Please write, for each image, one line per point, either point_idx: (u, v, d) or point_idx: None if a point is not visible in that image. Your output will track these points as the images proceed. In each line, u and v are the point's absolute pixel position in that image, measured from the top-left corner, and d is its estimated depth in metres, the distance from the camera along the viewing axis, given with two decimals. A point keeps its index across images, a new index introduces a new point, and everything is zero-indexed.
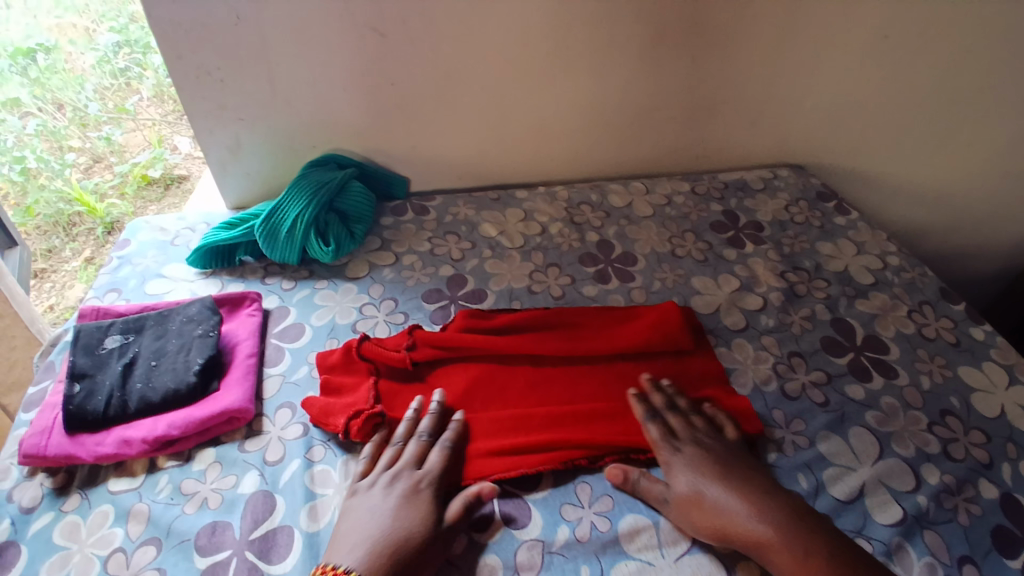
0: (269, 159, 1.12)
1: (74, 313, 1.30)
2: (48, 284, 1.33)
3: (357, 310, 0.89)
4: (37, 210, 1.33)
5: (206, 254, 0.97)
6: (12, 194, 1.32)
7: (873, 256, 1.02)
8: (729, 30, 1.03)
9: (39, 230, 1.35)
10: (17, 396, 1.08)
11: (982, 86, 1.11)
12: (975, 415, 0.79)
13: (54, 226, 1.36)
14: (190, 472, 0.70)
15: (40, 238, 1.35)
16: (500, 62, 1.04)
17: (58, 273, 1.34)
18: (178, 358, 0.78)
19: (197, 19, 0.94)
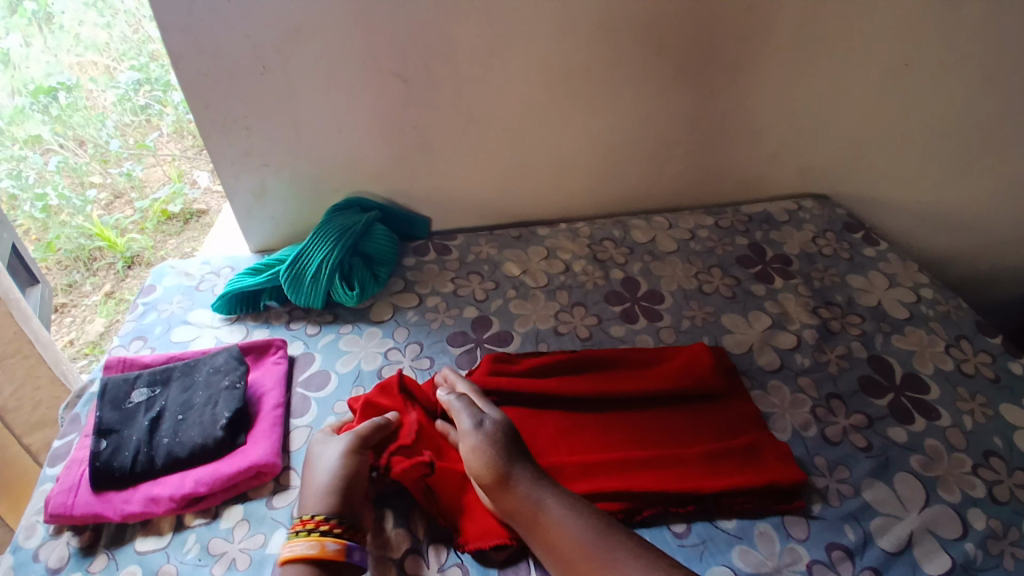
0: (292, 202, 1.13)
1: (94, 349, 1.30)
2: (68, 319, 1.34)
3: (382, 355, 0.88)
4: (57, 245, 1.35)
5: (231, 300, 0.97)
6: (34, 229, 1.34)
7: (906, 288, 1.00)
8: (750, 64, 1.03)
9: (59, 264, 1.36)
10: (40, 436, 1.08)
11: (1008, 112, 1.10)
12: (1017, 454, 0.76)
13: (74, 261, 1.37)
14: (218, 531, 0.69)
15: (60, 273, 1.36)
16: (521, 101, 1.04)
17: (78, 307, 1.35)
18: (204, 411, 0.78)
19: (225, 68, 0.95)
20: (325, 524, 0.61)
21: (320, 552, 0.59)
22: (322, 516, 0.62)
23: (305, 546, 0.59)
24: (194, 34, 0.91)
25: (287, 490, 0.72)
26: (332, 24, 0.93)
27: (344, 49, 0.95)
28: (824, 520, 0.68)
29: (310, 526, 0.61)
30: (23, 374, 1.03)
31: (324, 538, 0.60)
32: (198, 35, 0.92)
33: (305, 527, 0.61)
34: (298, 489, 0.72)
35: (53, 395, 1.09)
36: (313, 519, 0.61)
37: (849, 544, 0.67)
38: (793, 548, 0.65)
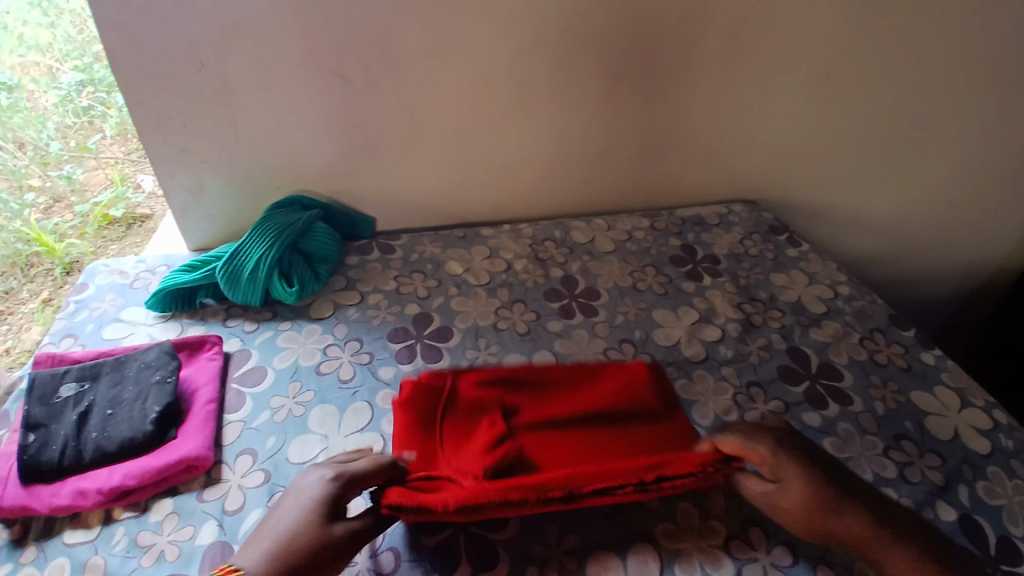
0: (231, 201, 1.12)
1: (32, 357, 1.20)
2: (4, 328, 1.24)
3: (321, 351, 0.88)
4: None
5: (165, 298, 0.95)
6: None
7: (824, 285, 1.07)
8: (682, 75, 1.09)
9: None
10: None
11: (915, 124, 1.19)
12: (929, 438, 0.81)
13: (10, 267, 1.27)
14: (146, 524, 0.67)
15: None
16: (464, 105, 1.07)
17: (14, 315, 1.25)
18: (135, 405, 0.76)
19: (159, 65, 0.95)
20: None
21: None
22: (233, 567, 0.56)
23: None
24: (126, 29, 0.91)
25: (218, 483, 0.71)
26: (271, 24, 0.93)
27: (285, 50, 0.96)
28: None
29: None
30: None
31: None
32: (131, 30, 0.91)
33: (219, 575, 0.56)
34: (229, 483, 0.71)
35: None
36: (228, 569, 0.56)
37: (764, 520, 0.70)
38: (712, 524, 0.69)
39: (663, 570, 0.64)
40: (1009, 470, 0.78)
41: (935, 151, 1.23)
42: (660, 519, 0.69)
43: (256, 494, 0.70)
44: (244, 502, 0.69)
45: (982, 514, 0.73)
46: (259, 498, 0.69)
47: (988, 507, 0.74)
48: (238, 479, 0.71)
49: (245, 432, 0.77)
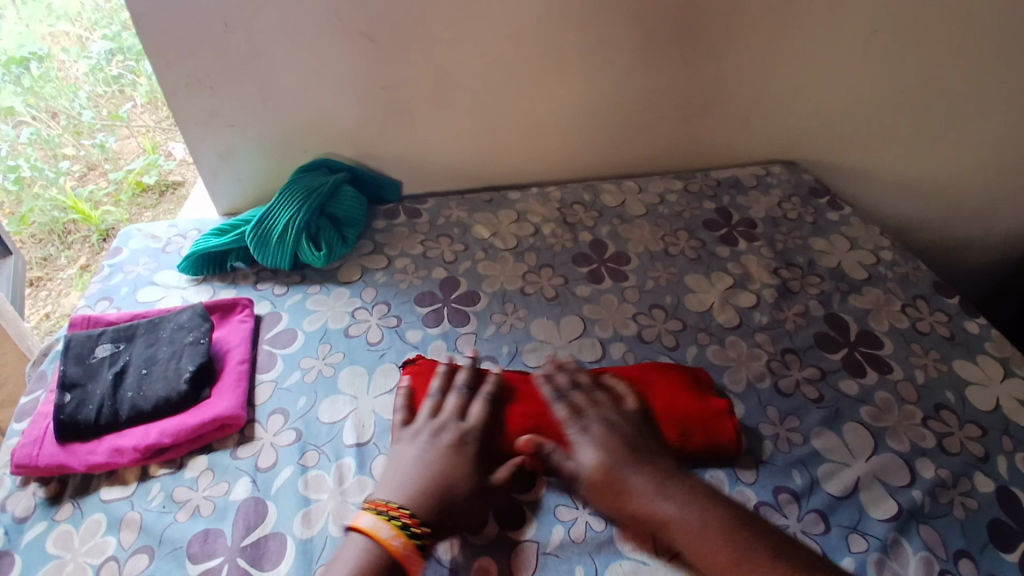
0: (258, 164, 1.12)
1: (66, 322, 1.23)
2: (45, 292, 1.28)
3: (349, 314, 0.89)
4: (31, 218, 1.29)
5: (196, 262, 0.96)
6: (7, 202, 1.28)
7: (866, 251, 1.02)
8: (720, 29, 1.03)
9: (34, 238, 1.31)
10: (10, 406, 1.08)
11: (973, 80, 1.11)
12: (970, 408, 0.78)
13: (49, 234, 1.31)
14: (182, 480, 0.70)
15: (34, 246, 1.30)
16: (491, 62, 1.03)
17: (53, 281, 1.29)
18: (168, 366, 0.78)
19: (187, 27, 0.94)
20: (417, 528, 0.59)
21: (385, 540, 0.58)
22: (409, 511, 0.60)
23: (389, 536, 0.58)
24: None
25: (252, 441, 0.73)
26: None
27: (310, 9, 0.94)
28: (771, 466, 0.70)
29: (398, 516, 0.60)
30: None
31: (408, 543, 0.59)
32: None
33: (386, 509, 0.60)
34: (262, 441, 0.73)
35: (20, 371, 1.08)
36: (387, 504, 0.61)
37: (796, 487, 0.69)
38: (742, 491, 0.68)
39: None
40: None
41: (995, 108, 1.15)
42: None
43: (288, 451, 0.71)
44: (277, 460, 0.71)
45: (1020, 486, 0.70)
46: (291, 456, 0.71)
47: None
48: (270, 437, 0.73)
49: (277, 392, 0.78)
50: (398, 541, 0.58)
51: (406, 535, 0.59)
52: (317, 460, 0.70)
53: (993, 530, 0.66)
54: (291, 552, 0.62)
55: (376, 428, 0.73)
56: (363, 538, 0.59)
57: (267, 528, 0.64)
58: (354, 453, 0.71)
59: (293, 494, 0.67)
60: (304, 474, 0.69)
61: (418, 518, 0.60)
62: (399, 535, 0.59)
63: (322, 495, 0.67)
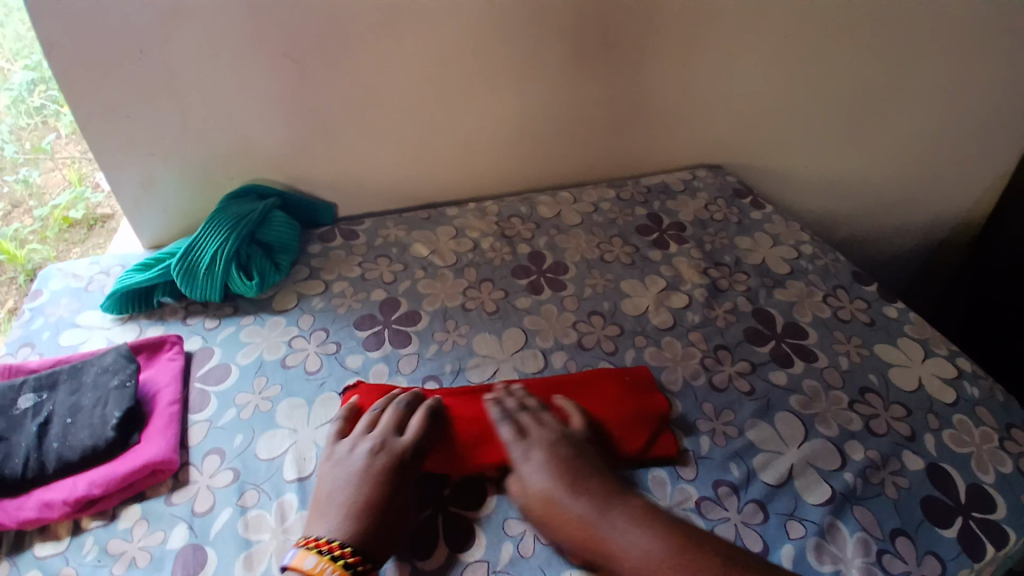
0: (184, 193, 1.08)
1: None
2: None
3: (286, 344, 0.86)
4: None
5: (120, 299, 0.92)
6: None
7: (788, 246, 1.08)
8: (640, 42, 1.07)
9: None
10: None
11: (873, 81, 1.20)
12: (894, 390, 0.83)
13: None
14: (115, 531, 0.66)
15: None
16: (420, 80, 1.04)
17: None
18: (94, 413, 0.74)
19: (100, 55, 0.90)
20: (351, 557, 0.59)
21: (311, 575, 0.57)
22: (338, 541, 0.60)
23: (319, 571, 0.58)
24: (59, 22, 0.86)
25: (186, 485, 0.70)
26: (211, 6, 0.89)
27: (230, 32, 0.92)
28: (710, 462, 0.73)
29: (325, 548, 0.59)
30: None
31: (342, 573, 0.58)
32: (62, 21, 0.86)
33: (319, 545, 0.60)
34: (197, 484, 0.70)
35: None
36: (329, 543, 0.60)
37: (734, 480, 0.71)
38: (683, 488, 0.70)
39: None
40: (975, 418, 0.79)
41: (896, 106, 1.24)
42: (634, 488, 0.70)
43: (225, 493, 0.69)
44: (214, 503, 0.68)
45: (949, 462, 0.74)
46: (229, 497, 0.68)
47: (957, 456, 0.75)
48: (206, 479, 0.70)
49: (212, 431, 0.75)
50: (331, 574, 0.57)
51: (339, 566, 0.58)
52: (257, 499, 0.68)
53: (927, 506, 0.70)
54: None
55: (318, 459, 0.71)
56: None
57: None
58: (294, 488, 0.69)
59: (233, 538, 0.65)
60: (243, 515, 0.66)
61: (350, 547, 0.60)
62: (332, 567, 0.58)
63: (263, 535, 0.65)
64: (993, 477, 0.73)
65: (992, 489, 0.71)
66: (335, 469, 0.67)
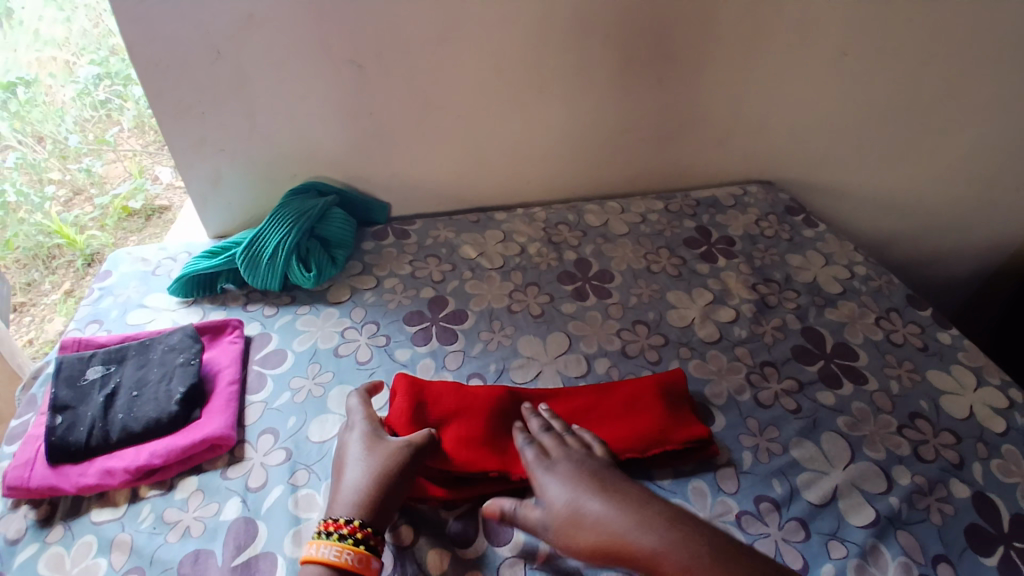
0: (248, 188, 1.14)
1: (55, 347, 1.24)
2: (28, 318, 1.27)
3: (339, 334, 0.90)
4: (16, 243, 1.25)
5: (187, 284, 0.98)
6: None
7: (841, 266, 1.06)
8: (694, 54, 1.08)
9: (18, 263, 1.27)
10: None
11: (936, 99, 1.16)
12: (946, 417, 0.80)
13: (34, 259, 1.27)
14: (173, 501, 0.70)
15: (19, 271, 1.27)
16: (475, 87, 1.07)
17: (37, 307, 1.28)
18: (159, 387, 0.79)
19: (179, 55, 0.96)
20: (360, 533, 0.61)
21: (340, 561, 0.58)
22: (356, 521, 0.61)
23: (337, 554, 0.59)
24: (146, 25, 0.93)
25: (242, 461, 0.74)
26: (281, 12, 0.94)
27: (300, 37, 0.97)
28: (752, 476, 0.72)
29: (335, 530, 0.61)
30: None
31: (353, 550, 0.59)
32: (149, 22, 0.92)
33: (334, 528, 0.61)
34: (252, 460, 0.73)
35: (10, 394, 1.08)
36: (345, 523, 0.61)
37: (776, 496, 0.70)
38: (724, 501, 0.69)
39: None
40: None
41: (959, 126, 1.20)
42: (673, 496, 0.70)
43: (278, 471, 0.72)
44: (267, 479, 0.71)
45: (996, 491, 0.71)
46: (280, 475, 0.71)
47: (1005, 486, 0.72)
48: (261, 457, 0.74)
49: (267, 412, 0.79)
50: (348, 554, 0.59)
51: (353, 546, 0.60)
52: (307, 479, 0.71)
53: (972, 534, 0.67)
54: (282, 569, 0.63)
55: None
56: (316, 566, 0.59)
57: (258, 547, 0.65)
58: None
59: (283, 514, 0.67)
60: (293, 493, 0.69)
61: (364, 524, 0.61)
62: (348, 548, 0.59)
63: (313, 513, 0.67)
64: None
65: None
66: (353, 450, 0.69)
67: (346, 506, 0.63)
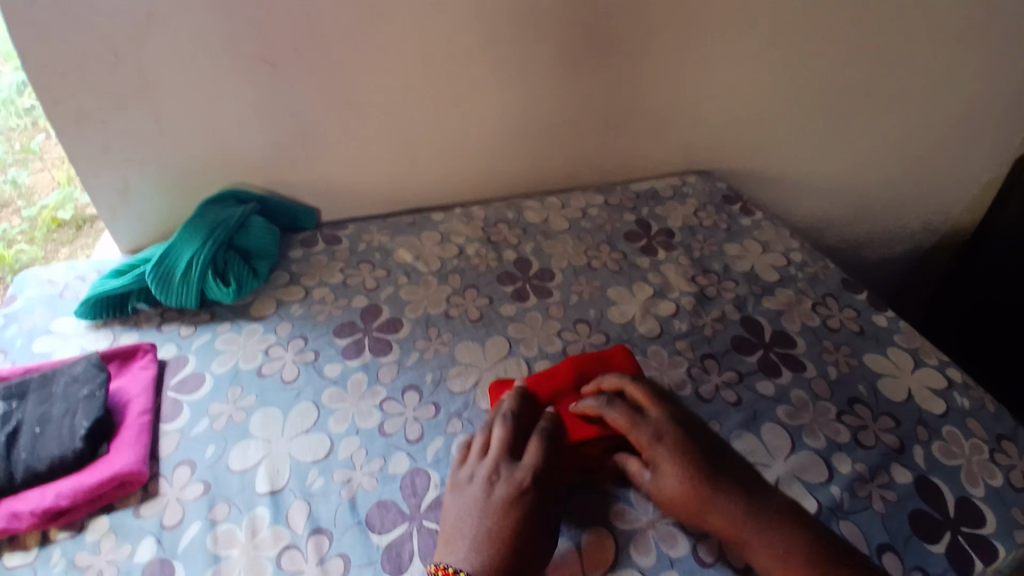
0: (162, 199, 1.06)
1: None
2: None
3: (263, 352, 0.84)
4: None
5: (94, 306, 0.90)
6: None
7: (777, 253, 1.06)
8: (627, 46, 1.06)
9: None
10: None
11: (861, 87, 1.19)
12: (883, 400, 0.81)
13: None
14: (82, 545, 0.64)
15: None
16: (404, 84, 1.02)
17: None
18: (64, 422, 0.72)
19: (72, 58, 0.88)
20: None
21: None
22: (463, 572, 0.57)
23: None
24: (32, 24, 0.84)
25: (155, 498, 0.67)
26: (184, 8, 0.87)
27: (208, 35, 0.90)
28: None
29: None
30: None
31: None
32: (35, 21, 0.84)
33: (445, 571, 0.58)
34: (167, 496, 0.68)
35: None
36: (455, 571, 0.57)
37: None
38: None
39: (617, 553, 0.63)
40: (966, 429, 0.78)
41: (884, 111, 1.23)
42: (614, 502, 0.67)
43: (195, 506, 0.66)
44: (183, 516, 0.66)
45: (939, 475, 0.72)
46: (198, 510, 0.66)
47: (946, 468, 0.73)
48: (176, 491, 0.68)
49: (183, 442, 0.73)
50: None
51: None
52: (227, 513, 0.65)
53: (916, 521, 0.68)
54: None
55: (291, 472, 0.69)
56: None
57: None
58: (267, 501, 0.66)
59: (201, 552, 0.62)
60: (212, 529, 0.64)
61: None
62: None
63: (233, 550, 0.62)
64: (983, 490, 0.71)
65: (983, 504, 0.70)
66: (466, 489, 0.64)
67: (458, 553, 0.59)
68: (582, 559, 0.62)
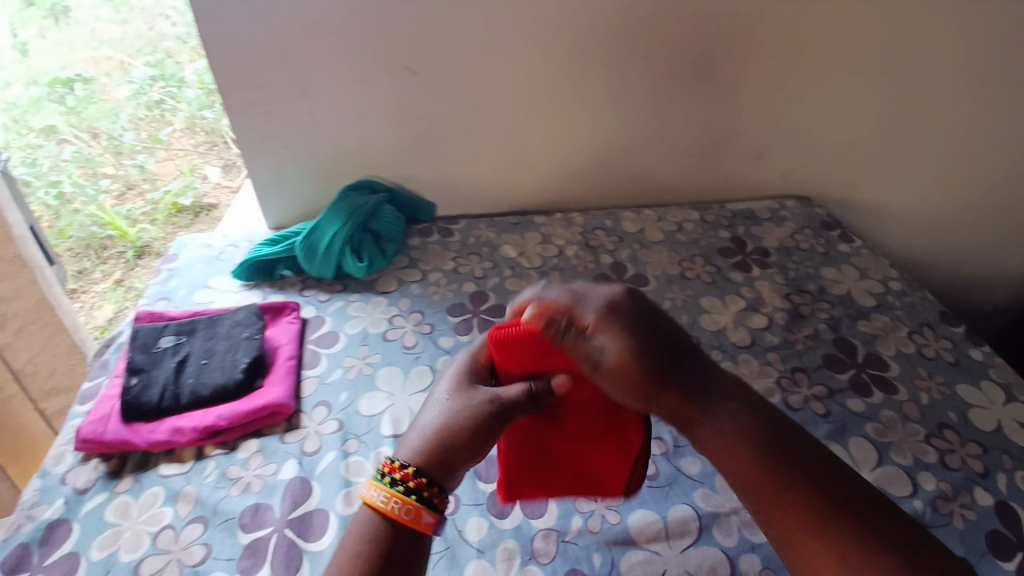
0: (307, 183, 1.21)
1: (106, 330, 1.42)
2: (80, 302, 1.47)
3: (387, 321, 0.96)
4: (69, 232, 1.51)
5: (249, 269, 1.05)
6: (46, 216, 1.50)
7: (876, 281, 1.07)
8: (736, 72, 1.11)
9: (70, 251, 1.51)
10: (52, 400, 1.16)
11: (977, 124, 1.17)
12: (972, 428, 0.81)
13: (85, 248, 1.52)
14: (235, 459, 0.77)
15: (72, 259, 1.51)
16: (520, 96, 1.13)
17: (88, 293, 1.48)
18: (226, 357, 0.86)
19: (253, 59, 1.05)
20: (413, 482, 0.56)
21: (394, 513, 0.55)
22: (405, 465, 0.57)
23: (384, 499, 0.55)
24: (228, 29, 1.02)
25: (299, 428, 0.79)
26: (348, 22, 1.02)
27: (362, 46, 1.05)
28: None
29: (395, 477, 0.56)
30: (41, 343, 1.12)
31: (401, 497, 0.55)
32: (225, 27, 1.02)
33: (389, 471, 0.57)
34: (308, 428, 0.79)
35: (67, 364, 1.17)
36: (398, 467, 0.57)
37: None
38: None
39: (699, 531, 0.67)
40: None
41: (1004, 148, 1.20)
42: (701, 487, 0.71)
43: (331, 438, 0.78)
44: (321, 445, 0.77)
45: (1018, 502, 0.72)
46: (334, 442, 0.77)
47: None
48: (315, 426, 0.80)
49: (320, 387, 0.85)
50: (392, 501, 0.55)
51: (405, 493, 0.55)
52: (357, 448, 0.76)
53: (992, 541, 0.68)
54: (333, 526, 0.68)
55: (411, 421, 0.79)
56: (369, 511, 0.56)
57: (313, 504, 0.71)
58: (390, 443, 0.77)
59: (336, 476, 0.73)
60: (345, 459, 0.75)
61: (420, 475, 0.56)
62: (399, 496, 0.55)
63: (362, 478, 0.73)
64: None
65: None
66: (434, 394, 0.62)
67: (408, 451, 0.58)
68: (668, 529, 0.67)
